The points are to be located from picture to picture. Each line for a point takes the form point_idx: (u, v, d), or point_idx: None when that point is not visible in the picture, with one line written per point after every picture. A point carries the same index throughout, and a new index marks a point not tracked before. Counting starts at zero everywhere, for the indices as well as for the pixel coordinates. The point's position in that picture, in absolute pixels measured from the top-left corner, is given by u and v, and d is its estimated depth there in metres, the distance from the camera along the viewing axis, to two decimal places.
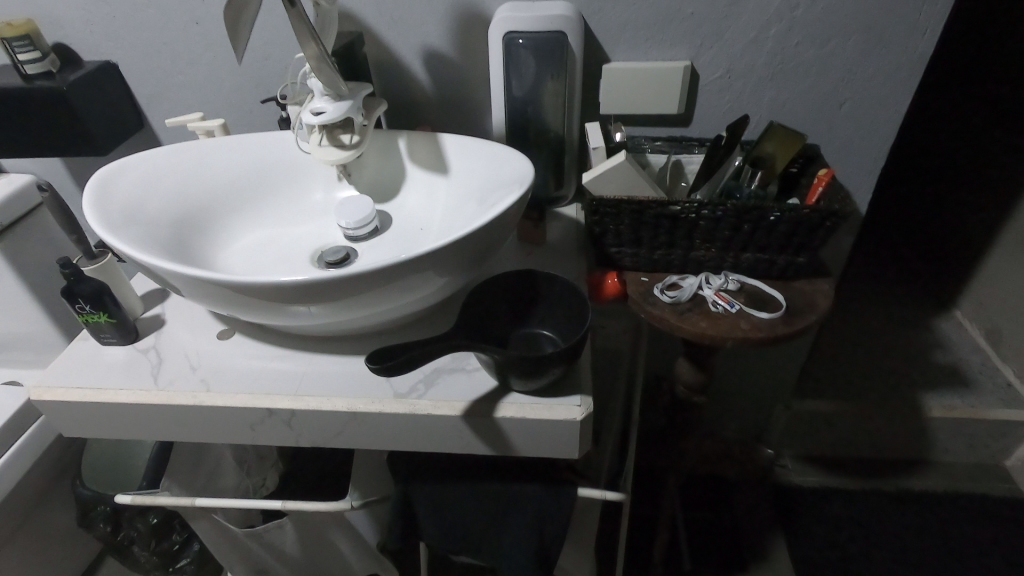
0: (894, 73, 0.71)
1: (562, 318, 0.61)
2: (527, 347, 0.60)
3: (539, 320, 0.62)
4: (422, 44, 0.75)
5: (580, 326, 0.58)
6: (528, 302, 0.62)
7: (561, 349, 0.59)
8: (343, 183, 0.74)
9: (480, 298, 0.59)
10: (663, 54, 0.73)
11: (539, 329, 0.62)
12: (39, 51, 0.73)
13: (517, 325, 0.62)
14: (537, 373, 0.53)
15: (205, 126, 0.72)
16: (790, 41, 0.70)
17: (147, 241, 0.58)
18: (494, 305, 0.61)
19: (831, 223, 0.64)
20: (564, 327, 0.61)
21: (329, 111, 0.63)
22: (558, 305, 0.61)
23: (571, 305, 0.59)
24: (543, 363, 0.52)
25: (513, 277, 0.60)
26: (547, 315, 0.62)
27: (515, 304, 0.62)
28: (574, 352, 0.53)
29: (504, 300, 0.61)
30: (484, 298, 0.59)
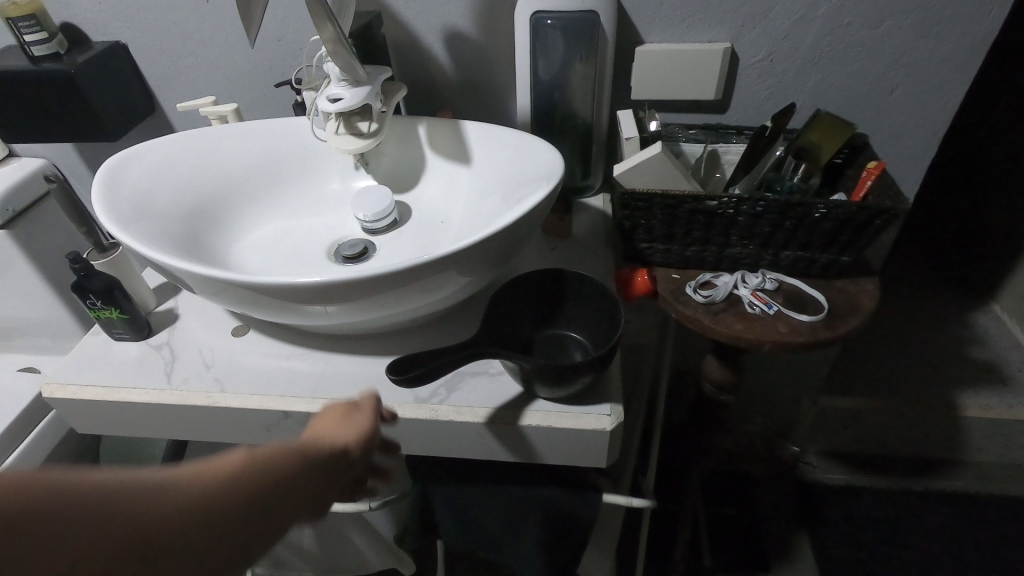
0: (952, 56, 0.65)
1: (592, 321, 0.58)
2: (555, 350, 0.57)
3: (568, 322, 0.59)
4: (444, 25, 0.71)
5: (611, 331, 0.55)
6: (554, 303, 0.59)
7: (590, 356, 0.56)
8: (360, 172, 0.71)
9: (504, 300, 0.56)
10: (701, 36, 0.68)
11: (566, 332, 0.59)
12: (45, 31, 0.70)
13: (542, 327, 0.59)
14: (565, 382, 0.50)
15: (217, 111, 0.69)
16: (840, 23, 0.65)
17: (159, 236, 0.56)
18: (519, 306, 0.58)
19: (880, 221, 0.59)
20: (593, 331, 0.58)
21: (346, 98, 0.59)
22: (587, 308, 0.58)
23: (602, 307, 0.56)
24: (573, 373, 0.49)
25: (542, 276, 0.57)
26: (575, 317, 0.59)
27: (541, 304, 0.59)
28: (606, 360, 0.50)
29: (530, 300, 0.58)
30: (509, 299, 0.56)
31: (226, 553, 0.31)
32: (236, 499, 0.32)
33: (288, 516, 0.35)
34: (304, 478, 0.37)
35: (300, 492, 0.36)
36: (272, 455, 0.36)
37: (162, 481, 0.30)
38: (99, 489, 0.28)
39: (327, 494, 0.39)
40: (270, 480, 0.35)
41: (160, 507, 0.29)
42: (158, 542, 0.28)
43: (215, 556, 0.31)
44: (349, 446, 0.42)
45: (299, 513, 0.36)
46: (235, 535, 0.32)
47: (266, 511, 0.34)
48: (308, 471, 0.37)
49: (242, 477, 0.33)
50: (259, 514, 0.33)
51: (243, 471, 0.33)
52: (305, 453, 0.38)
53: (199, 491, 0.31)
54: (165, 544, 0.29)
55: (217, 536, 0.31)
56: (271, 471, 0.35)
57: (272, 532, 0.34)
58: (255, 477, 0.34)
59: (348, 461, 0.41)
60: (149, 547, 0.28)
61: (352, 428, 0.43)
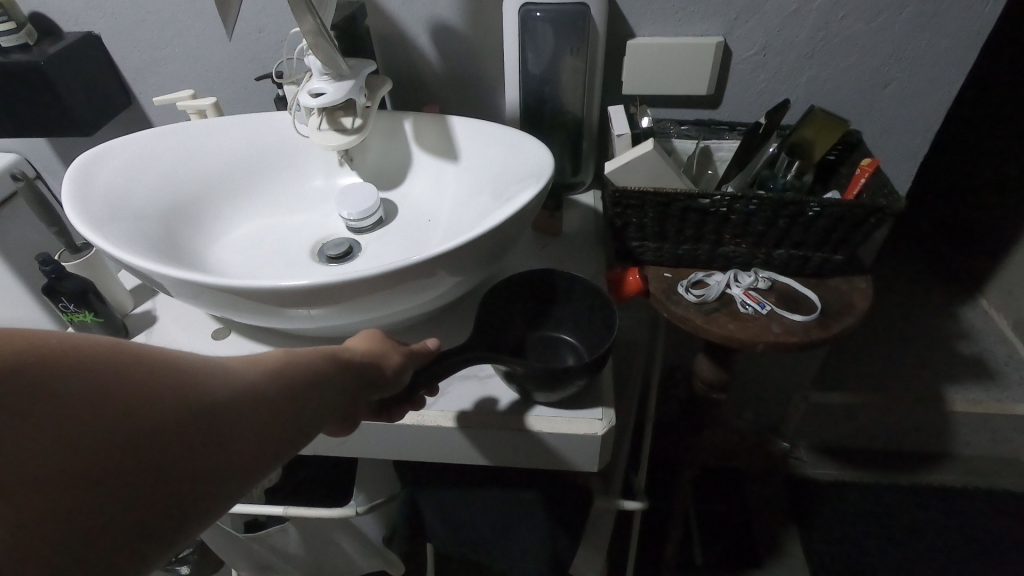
0: (948, 49, 0.64)
1: (584, 322, 0.56)
2: (546, 352, 0.56)
3: (560, 323, 0.58)
4: (430, 16, 0.69)
5: (604, 331, 0.54)
6: (546, 304, 0.57)
7: (583, 359, 0.55)
8: (344, 169, 0.69)
9: (495, 300, 0.54)
10: (693, 29, 0.67)
11: (558, 334, 0.58)
12: (13, 21, 0.67)
13: (534, 328, 0.58)
14: (556, 387, 0.49)
15: (196, 106, 0.67)
16: (834, 16, 0.64)
17: (135, 238, 0.54)
18: (511, 306, 0.56)
19: (875, 220, 0.58)
20: (585, 333, 0.56)
21: (329, 92, 0.57)
22: (581, 308, 0.56)
23: (594, 308, 0.55)
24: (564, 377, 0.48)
25: (536, 275, 0.56)
26: (567, 319, 0.57)
27: (532, 305, 0.57)
28: (598, 364, 0.49)
29: (522, 301, 0.57)
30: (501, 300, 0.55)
31: (259, 435, 0.30)
32: (267, 387, 0.32)
33: (317, 412, 0.34)
34: (333, 379, 0.36)
35: (328, 392, 0.36)
36: (308, 356, 0.36)
37: (193, 359, 0.29)
38: (134, 355, 0.27)
39: (358, 400, 0.39)
40: (297, 376, 0.34)
41: (196, 379, 0.28)
42: (200, 413, 0.28)
43: (249, 435, 0.30)
44: (379, 360, 0.41)
45: (327, 412, 0.35)
46: (266, 420, 0.31)
47: (296, 404, 0.33)
48: (338, 373, 0.37)
49: (273, 369, 0.33)
50: (301, 402, 0.33)
51: (273, 365, 0.33)
52: (335, 356, 0.37)
53: (234, 376, 0.31)
54: (202, 416, 0.28)
55: (249, 417, 0.30)
56: (300, 368, 0.34)
57: (305, 426, 0.33)
58: (284, 371, 0.33)
59: (378, 374, 0.40)
60: (192, 417, 0.27)
61: (373, 347, 0.42)
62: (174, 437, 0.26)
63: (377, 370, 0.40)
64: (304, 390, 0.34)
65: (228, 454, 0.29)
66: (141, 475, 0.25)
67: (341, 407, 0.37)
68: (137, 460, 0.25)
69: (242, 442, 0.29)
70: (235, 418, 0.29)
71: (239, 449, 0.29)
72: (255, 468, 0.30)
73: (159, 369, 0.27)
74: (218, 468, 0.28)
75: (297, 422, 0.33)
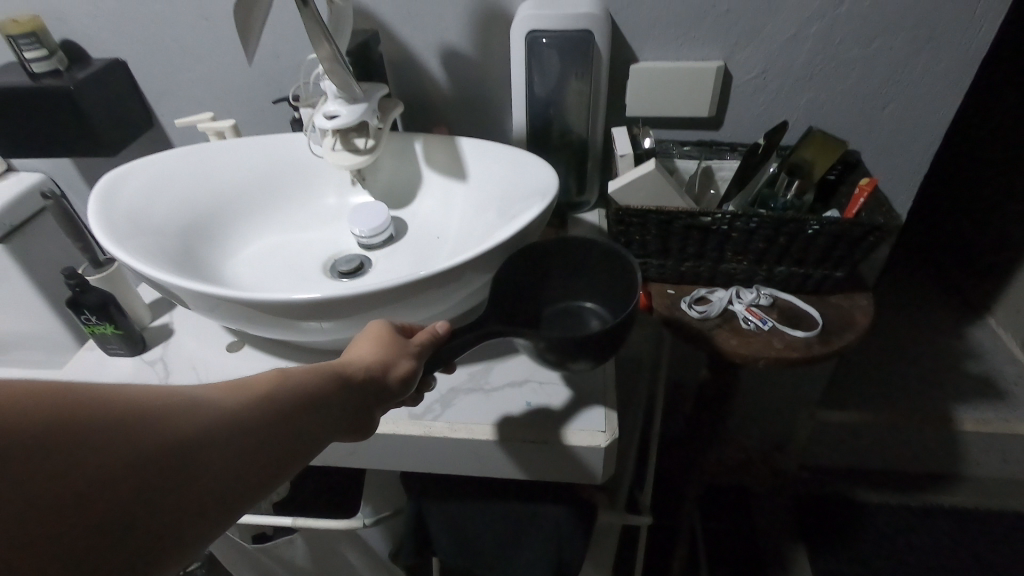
0: (945, 72, 0.66)
1: (603, 288, 0.58)
2: (568, 322, 0.57)
3: (575, 294, 0.59)
4: (440, 42, 0.72)
5: (628, 289, 0.55)
6: (568, 272, 0.58)
7: (608, 321, 0.56)
8: (356, 188, 0.71)
9: (507, 284, 0.55)
10: (694, 54, 0.69)
11: (580, 302, 0.59)
12: (45, 48, 0.70)
13: (548, 304, 0.59)
14: (577, 356, 0.49)
15: (216, 127, 0.70)
16: (831, 41, 0.66)
17: (154, 252, 0.56)
18: (532, 276, 0.57)
19: (873, 238, 0.59)
20: (607, 300, 0.58)
21: (343, 114, 0.60)
22: (598, 271, 0.58)
23: (616, 275, 0.56)
24: (601, 344, 0.49)
25: (545, 248, 0.57)
26: (590, 287, 0.59)
27: (554, 274, 0.58)
28: (618, 336, 0.49)
29: (533, 278, 0.57)
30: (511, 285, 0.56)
31: (250, 457, 0.32)
32: (253, 416, 0.33)
33: (305, 434, 0.36)
34: (322, 400, 0.38)
35: (316, 412, 0.37)
36: (297, 377, 0.37)
37: (174, 395, 0.31)
38: (115, 399, 0.28)
39: (352, 416, 0.40)
40: (281, 402, 0.35)
41: (178, 418, 0.30)
42: (187, 442, 0.30)
43: (236, 465, 0.32)
44: (381, 366, 0.42)
45: (317, 430, 0.37)
46: (250, 448, 0.33)
47: (282, 428, 0.35)
48: (326, 395, 0.38)
49: (256, 397, 0.34)
50: (289, 423, 0.35)
51: (259, 391, 0.35)
52: (323, 377, 0.39)
53: (220, 404, 0.32)
54: (187, 453, 0.29)
55: (233, 448, 0.32)
56: (284, 393, 0.36)
57: (293, 445, 0.35)
58: (267, 398, 0.35)
59: (377, 385, 0.41)
60: (179, 446, 0.29)
61: (370, 352, 0.43)
62: (161, 476, 0.28)
63: (376, 381, 0.41)
64: (290, 414, 0.35)
65: (218, 477, 0.30)
66: (136, 512, 0.27)
67: (333, 425, 0.38)
68: (131, 495, 0.27)
69: (229, 472, 0.31)
70: (222, 443, 0.31)
71: (228, 471, 0.31)
72: (247, 487, 0.32)
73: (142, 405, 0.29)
74: (212, 489, 0.30)
75: (284, 445, 0.34)
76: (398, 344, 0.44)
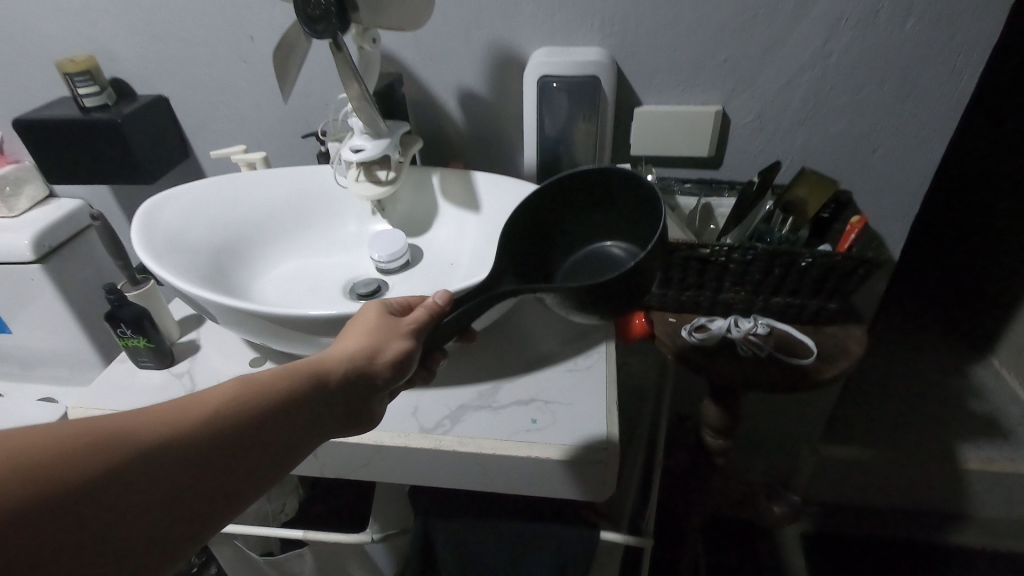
0: (929, 119, 0.71)
1: (625, 225, 0.59)
2: (596, 263, 0.58)
3: (600, 234, 0.60)
4: (458, 85, 0.77)
5: (650, 223, 0.56)
6: (590, 206, 0.59)
7: (631, 254, 0.57)
8: (376, 217, 0.75)
9: (518, 239, 0.57)
10: (694, 98, 0.74)
11: (605, 242, 0.60)
12: (97, 85, 0.77)
13: (574, 253, 0.60)
14: (600, 307, 0.49)
15: (248, 159, 0.75)
16: (822, 88, 0.71)
17: (187, 270, 0.61)
18: (553, 217, 0.60)
19: (864, 270, 0.63)
20: (630, 236, 0.58)
21: (368, 148, 0.65)
22: (618, 210, 0.59)
23: (637, 206, 0.57)
24: (628, 282, 0.48)
25: (557, 194, 0.59)
26: (614, 223, 0.59)
27: (577, 210, 0.60)
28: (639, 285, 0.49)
29: (549, 228, 0.60)
30: (525, 240, 0.59)
31: (234, 462, 0.36)
32: (234, 423, 0.37)
33: (288, 435, 0.39)
34: (307, 402, 0.41)
35: (299, 415, 0.40)
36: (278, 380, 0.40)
37: (148, 420, 0.34)
38: (100, 431, 0.32)
39: (341, 413, 0.43)
40: (259, 408, 0.38)
41: (161, 440, 0.34)
42: (170, 460, 0.33)
43: (221, 470, 0.36)
44: (371, 357, 0.44)
45: (302, 429, 0.40)
46: (230, 455, 0.36)
47: (265, 434, 0.38)
48: (312, 397, 0.41)
49: (233, 409, 0.37)
50: (271, 425, 0.39)
51: (239, 399, 0.38)
52: (309, 379, 0.41)
53: (200, 417, 0.36)
54: (172, 471, 0.33)
55: (213, 458, 0.35)
56: (262, 399, 0.39)
57: (278, 446, 0.39)
58: (245, 408, 0.38)
59: (365, 378, 0.44)
60: (162, 464, 0.33)
61: (357, 341, 0.45)
62: (149, 491, 0.32)
63: (366, 376, 0.44)
64: (270, 421, 0.39)
65: (204, 482, 0.35)
66: (131, 525, 0.31)
67: (321, 424, 0.42)
68: (124, 512, 0.31)
69: (211, 480, 0.35)
70: (204, 454, 0.35)
71: (214, 476, 0.35)
72: (235, 487, 0.36)
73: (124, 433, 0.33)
74: (202, 495, 0.34)
75: (266, 449, 0.38)
76: (392, 329, 0.45)
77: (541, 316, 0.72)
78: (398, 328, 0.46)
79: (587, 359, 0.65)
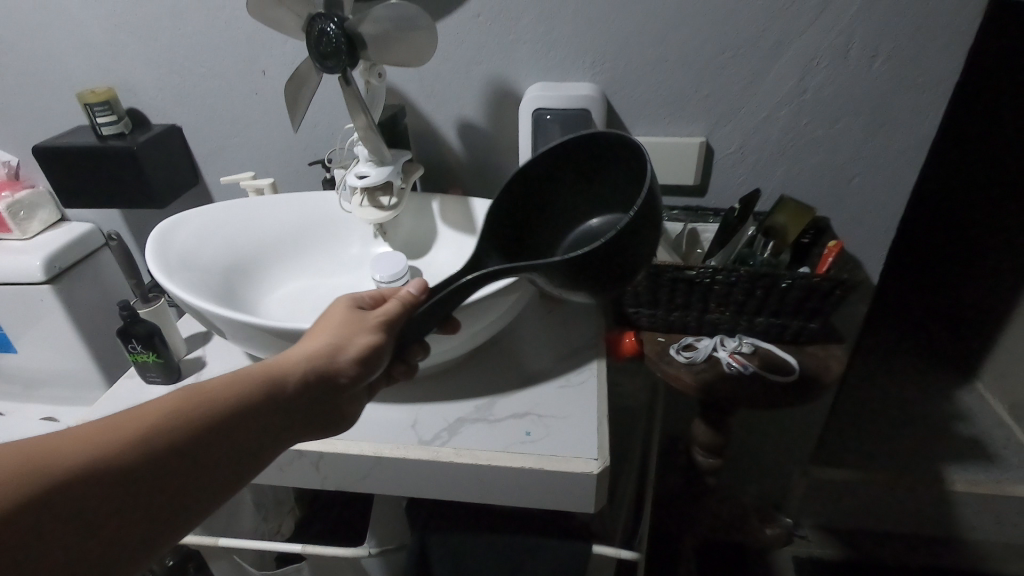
0: (900, 151, 0.75)
1: (614, 197, 0.60)
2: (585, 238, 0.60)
3: (591, 206, 0.61)
4: (458, 117, 0.82)
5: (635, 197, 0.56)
6: (582, 176, 0.60)
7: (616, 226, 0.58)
8: (378, 240, 0.79)
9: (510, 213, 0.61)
10: (680, 130, 0.79)
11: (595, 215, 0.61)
12: (115, 114, 0.81)
13: (567, 230, 0.62)
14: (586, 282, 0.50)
15: (256, 185, 0.79)
16: (800, 121, 0.75)
17: (197, 287, 0.64)
18: (547, 190, 0.61)
19: (841, 291, 0.66)
20: (619, 208, 0.59)
21: (372, 175, 0.69)
22: (608, 184, 0.59)
23: (623, 176, 0.58)
24: (608, 262, 0.48)
25: (548, 170, 0.60)
26: (603, 193, 0.60)
27: (569, 179, 0.61)
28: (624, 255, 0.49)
29: (543, 200, 0.62)
30: (519, 212, 0.61)
31: (211, 458, 0.40)
32: (208, 423, 0.41)
33: (251, 435, 0.43)
34: (269, 402, 0.44)
35: (262, 415, 0.43)
36: (249, 381, 0.43)
37: (125, 426, 0.38)
38: (85, 439, 0.36)
39: (313, 408, 0.47)
40: (229, 408, 0.42)
41: (139, 443, 0.38)
42: (147, 460, 0.38)
43: (197, 465, 0.40)
44: (334, 354, 0.47)
45: (266, 427, 0.44)
46: (207, 451, 0.40)
47: (239, 431, 0.42)
48: (277, 396, 0.44)
49: (190, 415, 0.40)
50: (244, 421, 0.42)
51: (213, 401, 0.41)
52: (270, 380, 0.44)
53: (177, 419, 0.40)
54: (150, 470, 0.38)
55: (172, 462, 0.39)
56: (220, 403, 0.41)
57: (252, 441, 0.43)
58: (216, 409, 0.41)
59: (332, 374, 0.46)
60: (140, 465, 0.37)
61: (328, 338, 0.48)
62: (130, 489, 0.37)
63: (331, 373, 0.46)
64: (230, 423, 0.42)
65: (182, 478, 0.39)
66: (116, 518, 0.36)
67: (288, 423, 0.45)
68: (109, 508, 0.36)
69: (173, 481, 0.38)
70: (182, 452, 0.39)
71: (191, 472, 0.39)
72: (213, 479, 0.40)
73: (107, 439, 0.37)
74: (180, 489, 0.39)
75: (240, 444, 0.42)
76: (356, 325, 0.48)
77: (535, 335, 0.75)
78: (365, 324, 0.49)
79: (579, 376, 0.68)
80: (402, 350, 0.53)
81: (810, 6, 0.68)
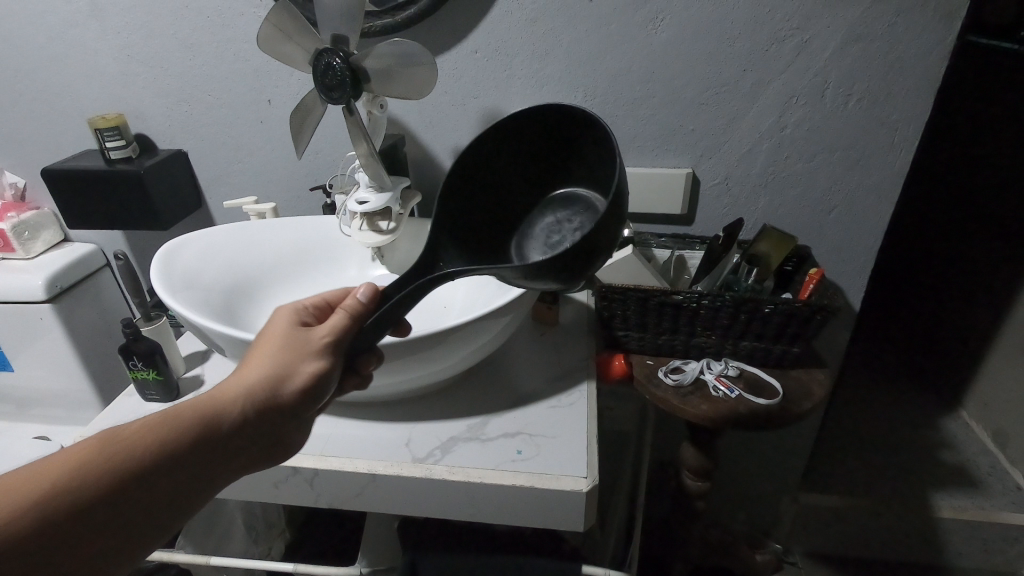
0: (877, 184, 0.79)
1: (582, 173, 0.61)
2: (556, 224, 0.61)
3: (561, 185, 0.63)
4: (455, 145, 0.85)
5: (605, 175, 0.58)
6: (554, 157, 0.62)
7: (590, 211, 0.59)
8: (376, 263, 0.81)
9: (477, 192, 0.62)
10: (668, 163, 0.82)
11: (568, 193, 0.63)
12: (124, 140, 0.84)
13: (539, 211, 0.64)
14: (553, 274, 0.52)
15: (258, 208, 0.82)
16: (780, 155, 0.79)
17: (198, 303, 0.66)
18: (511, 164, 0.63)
19: (821, 316, 0.69)
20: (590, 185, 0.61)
21: (372, 201, 0.72)
22: (576, 164, 0.61)
23: (590, 153, 0.59)
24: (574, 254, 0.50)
25: (506, 149, 0.62)
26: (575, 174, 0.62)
27: (541, 162, 0.63)
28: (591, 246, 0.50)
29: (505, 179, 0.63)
30: (477, 189, 0.62)
31: (163, 486, 0.42)
32: (154, 454, 0.42)
33: (185, 472, 0.43)
34: (202, 440, 0.44)
35: (204, 445, 0.44)
36: (195, 408, 0.44)
37: (70, 464, 0.39)
38: (31, 482, 0.37)
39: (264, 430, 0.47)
40: (177, 438, 0.43)
41: (84, 481, 0.39)
42: (94, 496, 0.39)
43: (151, 493, 0.41)
44: (278, 381, 0.46)
45: (202, 464, 0.44)
46: (161, 479, 0.42)
47: (190, 456, 0.43)
48: (225, 422, 0.45)
49: (105, 463, 0.40)
50: (194, 445, 0.43)
51: (158, 433, 0.42)
52: (202, 420, 0.44)
53: (121, 453, 0.41)
54: (99, 504, 0.39)
55: (124, 492, 0.40)
56: (163, 433, 0.42)
57: (206, 464, 0.44)
58: (164, 440, 0.42)
59: (276, 398, 0.46)
60: (88, 501, 0.39)
61: (270, 362, 0.47)
62: (82, 523, 0.38)
63: (277, 398, 0.46)
64: (177, 452, 0.43)
65: (135, 506, 0.41)
66: (71, 552, 0.38)
67: (240, 446, 0.46)
68: (63, 544, 0.38)
69: (101, 526, 0.39)
70: (133, 484, 0.41)
71: (145, 499, 0.41)
72: (171, 502, 0.43)
73: (50, 479, 0.38)
74: (137, 515, 0.41)
75: (193, 468, 0.43)
76: (300, 351, 0.47)
77: (528, 357, 0.77)
78: (309, 346, 0.48)
79: (570, 397, 0.70)
80: (352, 363, 0.52)
81: (788, 48, 0.73)
